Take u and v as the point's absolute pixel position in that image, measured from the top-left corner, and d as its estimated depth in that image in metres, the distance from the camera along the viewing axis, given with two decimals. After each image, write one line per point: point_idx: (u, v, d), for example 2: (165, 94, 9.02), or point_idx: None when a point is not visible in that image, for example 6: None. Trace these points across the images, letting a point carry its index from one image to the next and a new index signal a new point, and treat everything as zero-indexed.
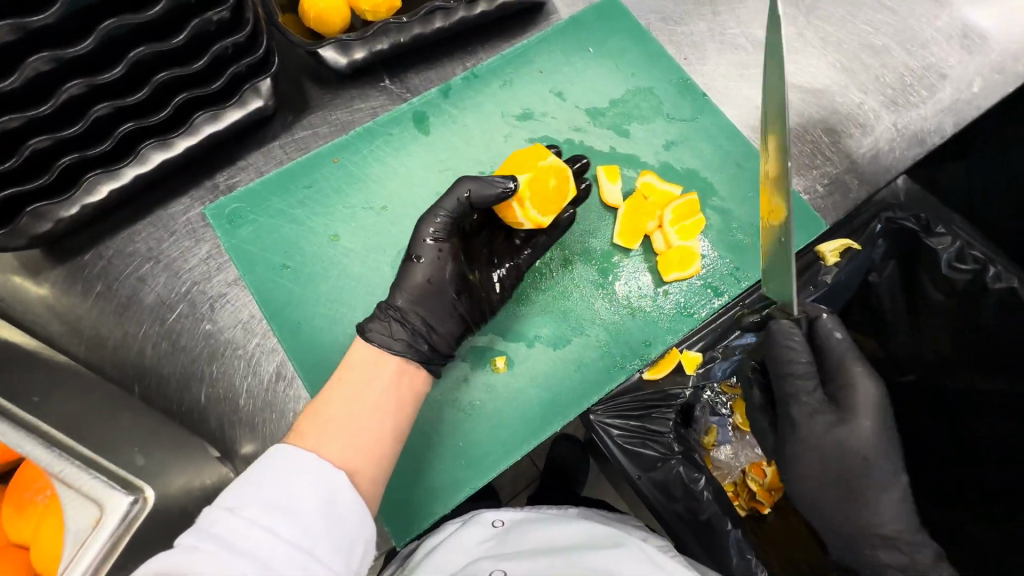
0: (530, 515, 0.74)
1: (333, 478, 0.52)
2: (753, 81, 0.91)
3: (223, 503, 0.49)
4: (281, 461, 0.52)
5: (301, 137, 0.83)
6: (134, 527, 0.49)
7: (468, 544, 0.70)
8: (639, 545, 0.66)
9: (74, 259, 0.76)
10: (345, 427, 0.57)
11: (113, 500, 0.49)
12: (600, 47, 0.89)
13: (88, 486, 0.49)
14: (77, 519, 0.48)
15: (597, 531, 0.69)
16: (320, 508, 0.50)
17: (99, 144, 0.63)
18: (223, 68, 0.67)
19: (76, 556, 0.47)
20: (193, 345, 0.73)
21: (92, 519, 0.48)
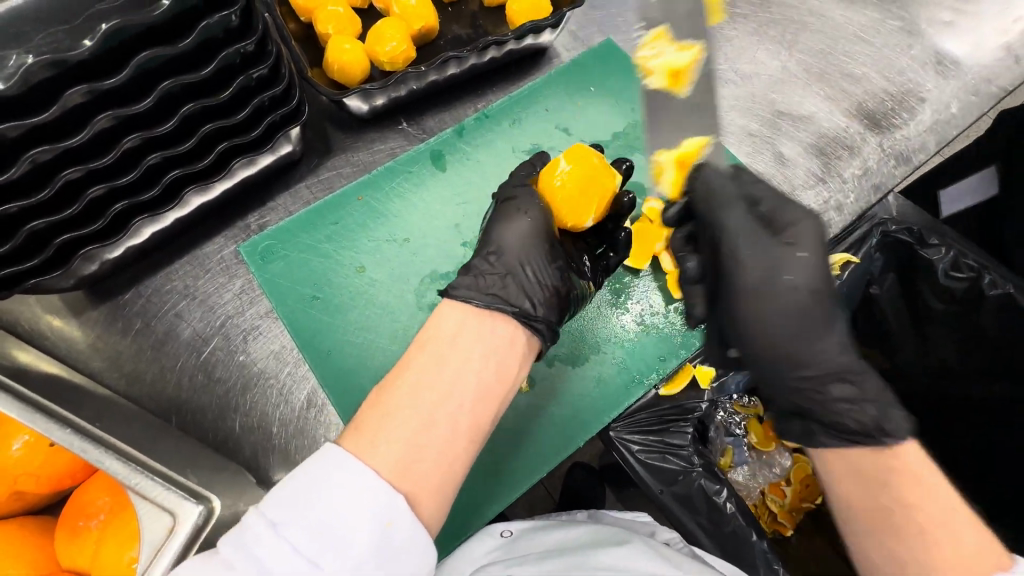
0: (537, 525, 0.75)
1: (389, 511, 0.49)
2: (744, 110, 0.98)
3: (266, 515, 0.48)
4: (337, 474, 0.50)
5: (326, 177, 0.89)
6: (203, 532, 0.53)
7: (475, 555, 0.69)
8: (644, 542, 0.66)
9: (116, 298, 0.80)
10: (408, 435, 0.53)
11: (183, 509, 0.52)
12: (600, 85, 0.97)
13: (159, 497, 0.52)
14: (152, 528, 0.51)
15: (605, 533, 0.69)
16: (376, 534, 0.48)
17: (148, 190, 0.69)
18: (260, 118, 0.73)
19: (152, 563, 0.50)
20: (228, 375, 0.77)
21: (166, 528, 0.51)
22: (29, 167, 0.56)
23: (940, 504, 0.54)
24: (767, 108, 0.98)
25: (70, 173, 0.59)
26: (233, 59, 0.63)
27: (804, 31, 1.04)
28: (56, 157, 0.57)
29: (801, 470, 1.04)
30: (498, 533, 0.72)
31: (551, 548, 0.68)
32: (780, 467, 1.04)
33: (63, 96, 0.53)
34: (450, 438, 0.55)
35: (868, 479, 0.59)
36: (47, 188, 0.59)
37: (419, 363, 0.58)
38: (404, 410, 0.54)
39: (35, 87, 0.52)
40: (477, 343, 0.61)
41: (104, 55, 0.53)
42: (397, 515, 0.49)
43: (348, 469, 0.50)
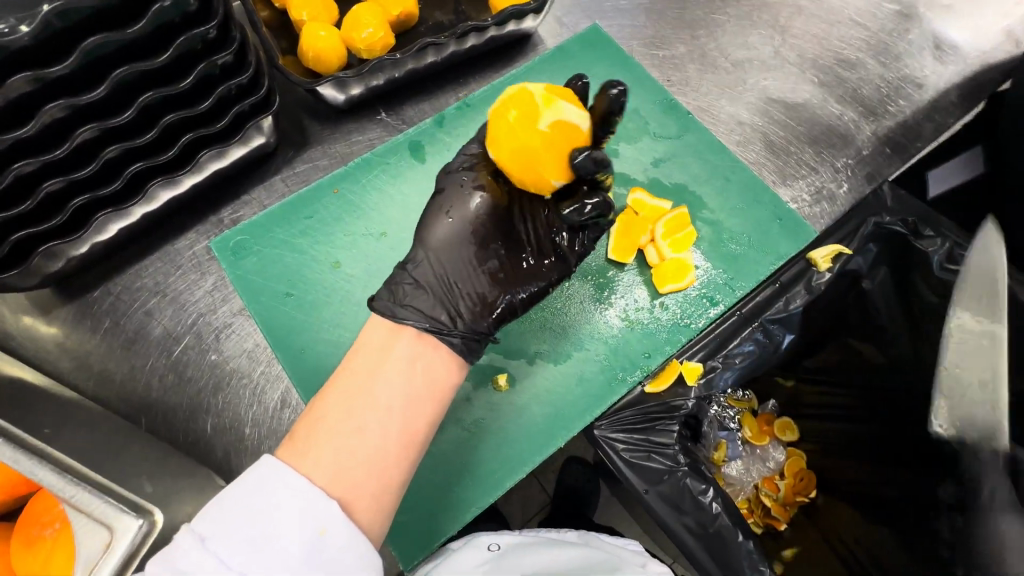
0: (527, 540, 0.76)
1: (322, 517, 0.49)
2: (735, 98, 0.95)
3: (196, 528, 0.47)
4: (269, 484, 0.50)
5: (301, 170, 0.86)
6: (145, 545, 0.52)
7: (465, 567, 0.69)
8: (639, 573, 0.69)
9: (84, 296, 0.78)
10: (339, 442, 0.54)
11: (121, 524, 0.51)
12: (586, 73, 0.94)
13: (96, 511, 0.51)
14: (91, 542, 0.50)
15: (595, 557, 0.73)
16: (309, 543, 0.48)
17: (109, 184, 0.66)
18: (227, 108, 0.70)
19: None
20: (199, 375, 0.74)
21: (104, 542, 0.50)
22: None
23: None
24: (758, 96, 0.95)
25: (22, 167, 0.57)
26: (192, 46, 0.60)
27: (798, 16, 1.01)
28: (4, 150, 0.55)
29: (795, 464, 1.02)
30: (487, 546, 0.73)
31: (541, 568, 0.70)
32: (775, 460, 1.02)
33: (6, 84, 0.50)
34: (383, 443, 0.55)
35: None
36: None
37: (349, 371, 0.59)
38: (337, 419, 0.55)
39: None
40: (411, 351, 0.62)
41: (48, 40, 0.51)
42: (330, 520, 0.50)
43: (277, 478, 0.50)
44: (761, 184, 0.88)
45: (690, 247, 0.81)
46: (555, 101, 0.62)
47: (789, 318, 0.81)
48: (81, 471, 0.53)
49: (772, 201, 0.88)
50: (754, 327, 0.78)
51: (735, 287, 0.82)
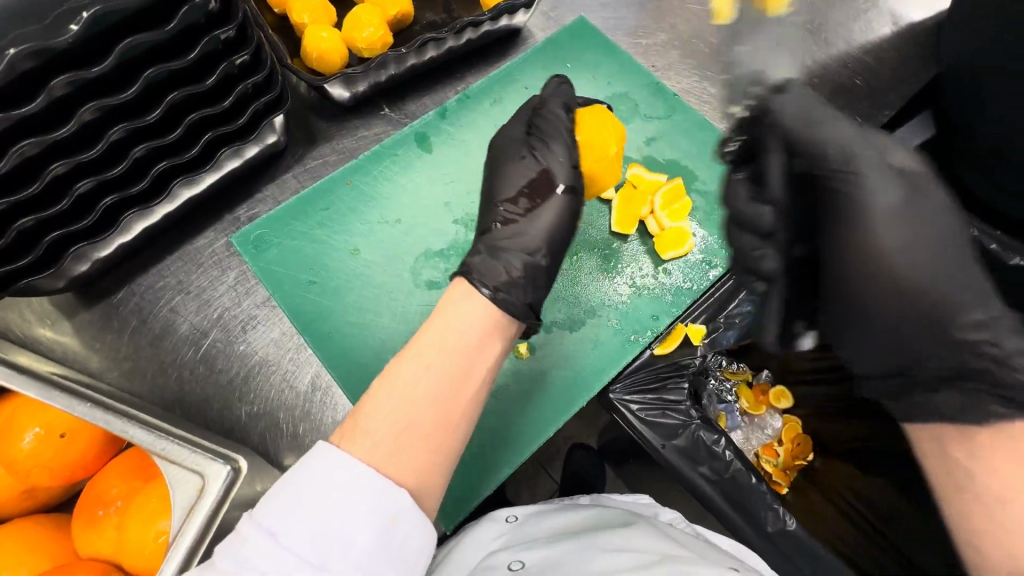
0: (545, 509, 0.80)
1: (390, 507, 0.50)
2: (715, 79, 1.01)
3: (261, 523, 0.48)
4: (327, 473, 0.50)
5: (312, 166, 0.89)
6: (231, 491, 0.55)
7: (485, 539, 0.74)
8: (650, 523, 0.73)
9: (109, 298, 0.79)
10: (405, 432, 0.55)
11: (212, 469, 0.55)
12: (577, 62, 0.99)
13: (186, 459, 0.55)
14: (183, 490, 0.54)
15: (608, 515, 0.76)
16: (384, 532, 0.49)
17: (136, 182, 0.69)
18: (245, 105, 0.74)
19: (185, 525, 0.52)
20: (229, 366, 0.77)
21: (196, 489, 0.54)
22: (17, 160, 0.56)
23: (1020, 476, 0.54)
24: None
25: (59, 166, 0.59)
26: (214, 46, 0.64)
27: None
28: (43, 150, 0.57)
29: (791, 430, 1.13)
30: (504, 519, 0.78)
31: (556, 531, 0.74)
32: (773, 428, 1.12)
33: (52, 87, 0.53)
34: (444, 427, 0.57)
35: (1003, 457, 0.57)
36: (36, 183, 0.59)
37: (400, 359, 0.59)
38: (399, 403, 0.56)
39: (22, 75, 0.51)
40: (464, 329, 0.62)
41: (89, 44, 0.54)
42: (398, 508, 0.51)
43: (353, 470, 0.51)
44: None
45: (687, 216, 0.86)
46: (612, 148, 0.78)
47: None
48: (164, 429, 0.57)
49: None
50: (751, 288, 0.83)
51: None
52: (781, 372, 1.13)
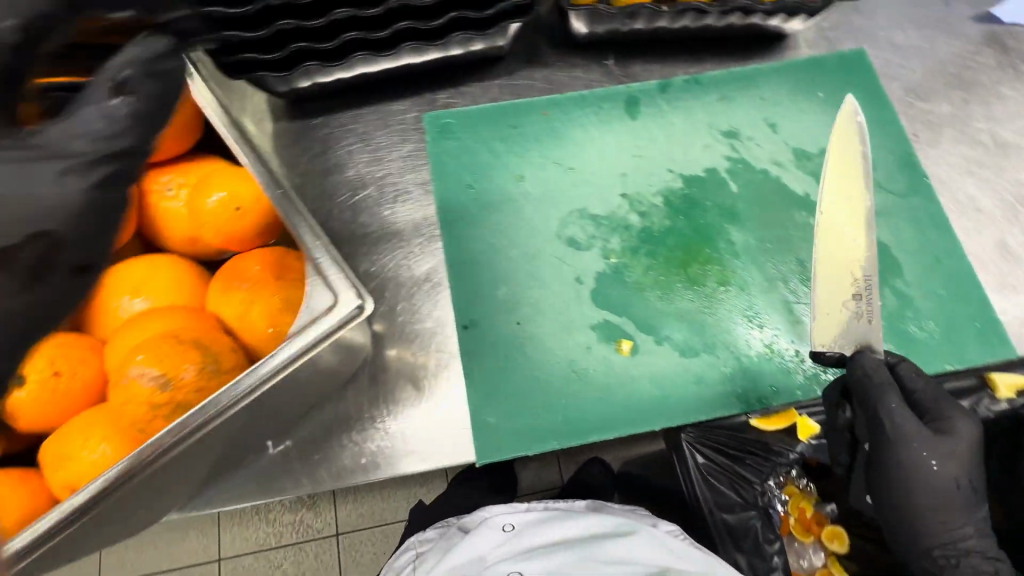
0: (540, 514, 0.78)
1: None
2: (983, 181, 0.84)
3: None
4: None
5: (520, 83, 0.90)
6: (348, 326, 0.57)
7: (480, 550, 0.74)
8: (648, 528, 0.74)
9: (308, 118, 0.88)
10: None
11: (346, 297, 0.57)
12: (831, 94, 0.87)
13: (332, 279, 0.59)
14: (320, 300, 0.58)
15: (607, 522, 0.76)
16: None
17: (378, 30, 0.74)
18: (496, 1, 0.75)
19: (304, 330, 0.55)
20: (370, 223, 0.82)
21: (326, 303, 0.57)
22: None
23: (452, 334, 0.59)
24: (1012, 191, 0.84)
25: None
26: None
27: None
28: None
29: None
30: (500, 526, 0.77)
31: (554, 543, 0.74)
32: (811, 560, 0.85)
33: None
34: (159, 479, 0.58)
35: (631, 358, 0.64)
36: None
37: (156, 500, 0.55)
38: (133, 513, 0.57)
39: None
40: None
41: None
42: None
43: None
44: (975, 278, 0.77)
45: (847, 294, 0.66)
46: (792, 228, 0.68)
47: None
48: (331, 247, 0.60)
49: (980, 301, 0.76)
50: None
51: None
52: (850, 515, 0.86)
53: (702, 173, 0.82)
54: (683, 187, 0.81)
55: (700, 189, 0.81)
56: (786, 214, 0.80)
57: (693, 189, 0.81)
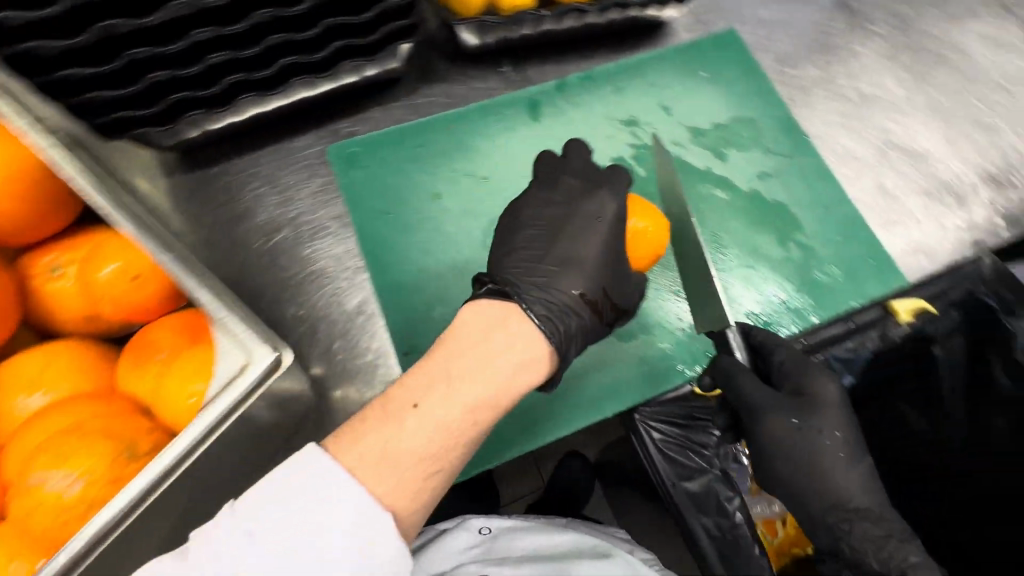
0: (515, 526, 0.92)
1: (368, 530, 0.49)
2: (854, 132, 0.93)
3: (244, 516, 0.49)
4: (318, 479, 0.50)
5: (421, 102, 0.90)
6: (268, 380, 0.55)
7: (454, 550, 0.87)
8: (625, 556, 0.84)
9: (205, 168, 0.84)
10: (426, 452, 0.52)
11: (259, 353, 0.55)
12: (713, 72, 0.93)
13: (241, 336, 0.57)
14: (229, 362, 0.55)
15: (581, 542, 0.88)
16: (358, 544, 0.49)
17: (263, 69, 0.71)
18: (381, 24, 0.73)
19: (218, 397, 0.53)
20: (290, 265, 0.80)
21: (240, 364, 0.55)
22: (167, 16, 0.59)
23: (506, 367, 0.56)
24: (880, 136, 0.93)
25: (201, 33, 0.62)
26: None
27: (940, 67, 0.98)
28: (194, 13, 0.60)
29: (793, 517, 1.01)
30: (478, 529, 0.91)
31: (530, 550, 0.86)
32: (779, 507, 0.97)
33: None
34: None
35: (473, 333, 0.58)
36: (177, 42, 0.62)
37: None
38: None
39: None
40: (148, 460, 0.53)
41: None
42: (376, 531, 0.49)
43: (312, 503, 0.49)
44: (863, 221, 0.85)
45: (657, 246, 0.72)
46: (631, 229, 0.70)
47: (853, 360, 0.81)
48: (229, 304, 0.58)
49: (870, 241, 0.84)
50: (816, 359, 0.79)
51: (810, 314, 0.81)
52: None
53: (610, 163, 0.86)
54: None
55: None
56: (693, 189, 0.85)
57: None
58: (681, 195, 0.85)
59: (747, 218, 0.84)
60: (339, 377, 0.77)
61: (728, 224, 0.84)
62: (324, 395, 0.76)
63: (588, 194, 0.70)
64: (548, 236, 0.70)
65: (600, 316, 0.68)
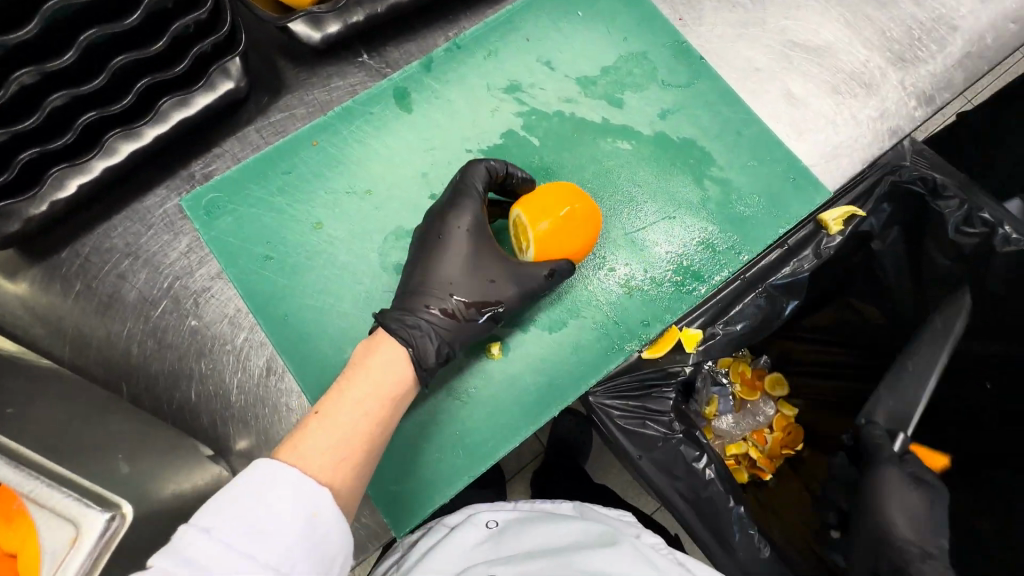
0: (524, 515, 0.80)
1: (313, 501, 0.50)
2: (754, 41, 0.86)
3: (198, 523, 0.47)
4: (265, 486, 0.49)
5: (277, 119, 0.78)
6: (115, 541, 0.46)
7: (464, 547, 0.75)
8: (632, 542, 0.71)
9: (51, 256, 0.73)
10: (342, 444, 0.54)
11: (88, 518, 0.45)
12: (590, 10, 0.84)
13: (61, 505, 0.45)
14: (53, 539, 0.44)
15: (592, 529, 0.75)
16: (305, 527, 0.49)
17: (60, 136, 0.60)
18: (187, 48, 0.62)
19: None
20: (179, 342, 0.71)
21: (68, 540, 0.44)
22: None
23: (385, 380, 0.59)
24: (781, 38, 0.86)
25: None
26: (162, 4, 0.57)
27: None
28: None
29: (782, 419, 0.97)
30: (485, 523, 0.79)
31: (536, 546, 0.73)
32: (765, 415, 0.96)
33: None
34: None
35: (358, 360, 0.61)
36: None
37: None
38: None
39: None
40: None
41: None
42: (322, 503, 0.50)
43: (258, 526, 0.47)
44: (777, 138, 0.80)
45: (573, 232, 0.67)
46: (537, 229, 0.66)
47: (795, 283, 0.79)
48: (39, 460, 0.47)
49: (787, 158, 0.80)
50: (757, 292, 0.78)
51: (741, 251, 0.77)
52: (779, 359, 0.99)
53: (501, 140, 0.78)
54: None
55: (504, 158, 0.77)
56: (594, 148, 0.78)
57: (497, 161, 0.77)
58: (583, 156, 0.78)
59: (656, 166, 0.78)
60: (268, 446, 0.70)
61: (638, 177, 0.78)
62: None
63: (445, 214, 0.69)
64: (424, 243, 0.69)
65: (460, 317, 0.67)
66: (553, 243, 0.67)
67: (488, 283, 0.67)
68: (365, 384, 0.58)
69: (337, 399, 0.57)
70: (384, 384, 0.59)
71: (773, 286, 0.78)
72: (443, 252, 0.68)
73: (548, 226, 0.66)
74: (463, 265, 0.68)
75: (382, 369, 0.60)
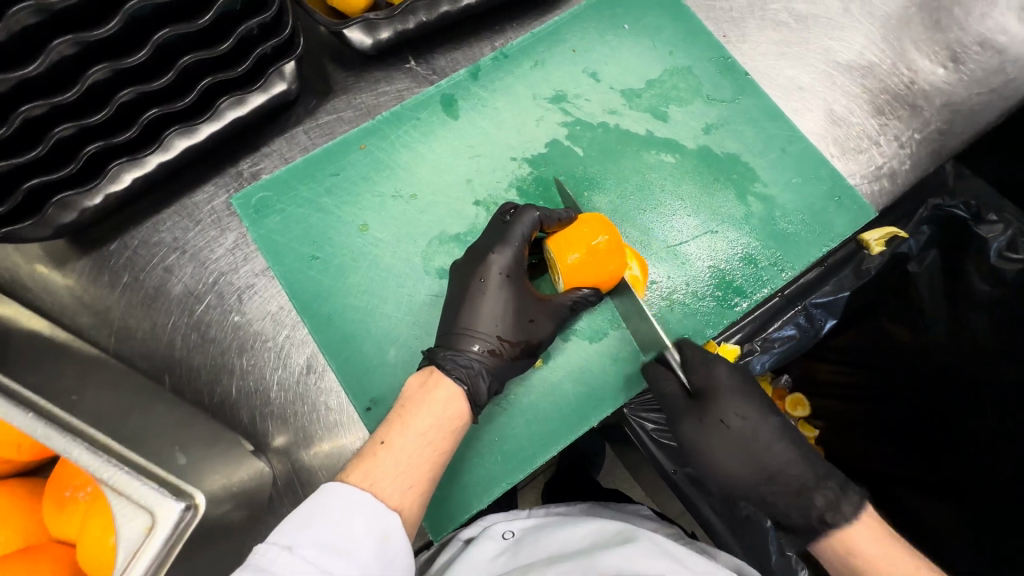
0: (540, 522, 0.79)
1: (383, 524, 0.50)
2: (797, 60, 0.87)
3: (278, 540, 0.47)
4: (340, 503, 0.50)
5: (325, 122, 0.79)
6: (186, 532, 0.47)
7: (484, 560, 0.74)
8: (650, 536, 0.68)
9: (101, 248, 0.74)
10: (408, 471, 0.54)
11: (162, 507, 0.46)
12: (636, 24, 0.85)
13: (136, 492, 0.47)
14: (128, 527, 0.45)
15: (608, 530, 0.72)
16: (376, 547, 0.49)
17: (124, 130, 0.61)
18: (248, 50, 0.64)
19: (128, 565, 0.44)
20: (222, 337, 0.72)
21: (142, 528, 0.45)
22: None
23: (444, 409, 0.59)
24: (824, 57, 0.87)
25: (30, 108, 0.52)
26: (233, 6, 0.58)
27: None
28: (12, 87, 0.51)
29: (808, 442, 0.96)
30: (501, 534, 0.78)
31: (556, 552, 0.71)
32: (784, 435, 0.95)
33: (49, 47, 0.49)
34: None
35: (418, 388, 0.61)
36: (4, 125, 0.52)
37: None
38: None
39: (22, 33, 0.48)
40: None
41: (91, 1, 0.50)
42: (391, 526, 0.51)
43: (334, 543, 0.48)
44: (821, 157, 0.80)
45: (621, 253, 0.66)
46: (587, 247, 0.65)
47: (836, 302, 0.78)
48: (115, 448, 0.48)
49: (831, 178, 0.80)
50: (796, 311, 0.78)
51: (783, 268, 0.77)
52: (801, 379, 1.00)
53: (545, 149, 0.78)
54: (532, 171, 0.77)
55: (548, 167, 0.78)
56: (638, 159, 0.79)
57: (541, 170, 0.77)
58: (627, 168, 0.78)
59: (699, 179, 0.79)
60: (304, 444, 0.70)
61: (681, 191, 0.78)
62: (293, 466, 0.70)
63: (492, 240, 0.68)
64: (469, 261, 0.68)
65: (502, 356, 0.66)
66: (603, 262, 0.65)
67: (528, 323, 0.67)
68: (426, 412, 0.58)
69: (400, 424, 0.57)
70: (444, 411, 0.59)
71: (813, 305, 0.78)
72: (480, 295, 0.66)
73: (599, 244, 0.65)
74: (506, 303, 0.67)
75: (441, 398, 0.60)
